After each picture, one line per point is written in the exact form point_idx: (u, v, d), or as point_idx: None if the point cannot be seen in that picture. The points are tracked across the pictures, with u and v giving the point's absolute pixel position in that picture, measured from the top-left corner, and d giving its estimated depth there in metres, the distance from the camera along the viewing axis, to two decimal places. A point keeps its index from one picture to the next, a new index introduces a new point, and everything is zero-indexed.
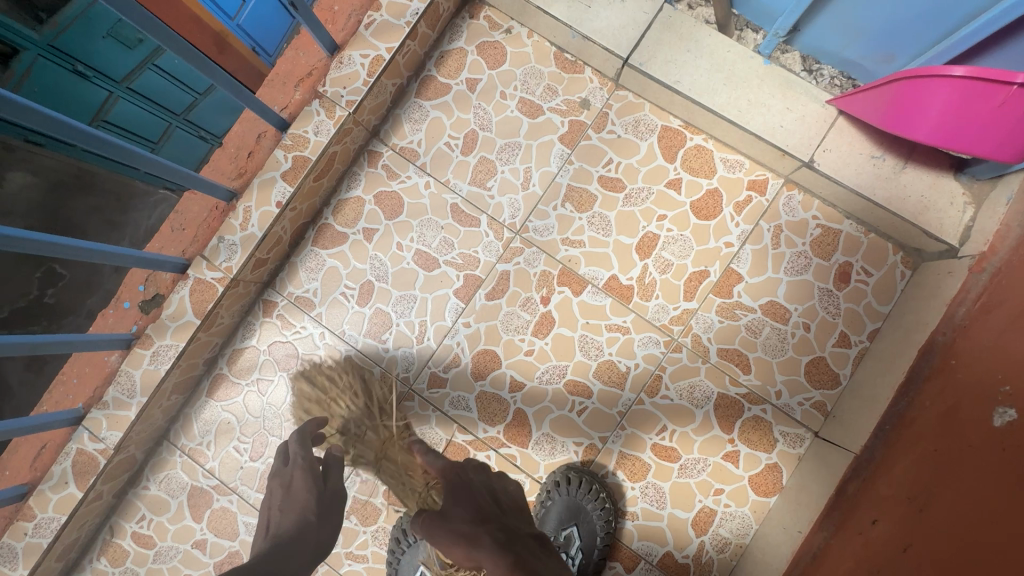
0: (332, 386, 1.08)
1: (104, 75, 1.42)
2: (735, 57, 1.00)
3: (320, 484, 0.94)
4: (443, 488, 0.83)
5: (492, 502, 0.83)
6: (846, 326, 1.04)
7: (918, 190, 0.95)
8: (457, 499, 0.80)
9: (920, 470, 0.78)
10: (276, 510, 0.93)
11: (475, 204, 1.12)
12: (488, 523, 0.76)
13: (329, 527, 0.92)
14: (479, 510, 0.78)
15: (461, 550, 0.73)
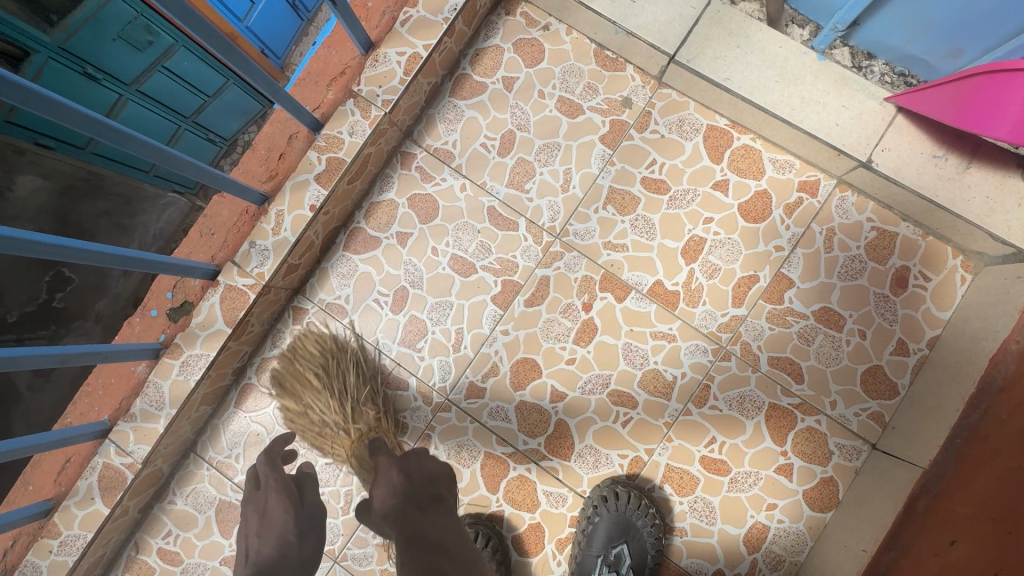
0: (303, 393, 1.02)
1: (114, 78, 1.39)
2: (788, 53, 0.96)
3: (298, 503, 0.96)
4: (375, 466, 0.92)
5: (417, 466, 0.91)
6: (904, 333, 1.00)
7: (984, 190, 0.91)
8: (378, 480, 0.90)
9: (1007, 489, 0.73)
10: (254, 536, 0.92)
11: (513, 207, 1.08)
12: (398, 486, 0.87)
13: (312, 541, 0.94)
14: (394, 485, 0.88)
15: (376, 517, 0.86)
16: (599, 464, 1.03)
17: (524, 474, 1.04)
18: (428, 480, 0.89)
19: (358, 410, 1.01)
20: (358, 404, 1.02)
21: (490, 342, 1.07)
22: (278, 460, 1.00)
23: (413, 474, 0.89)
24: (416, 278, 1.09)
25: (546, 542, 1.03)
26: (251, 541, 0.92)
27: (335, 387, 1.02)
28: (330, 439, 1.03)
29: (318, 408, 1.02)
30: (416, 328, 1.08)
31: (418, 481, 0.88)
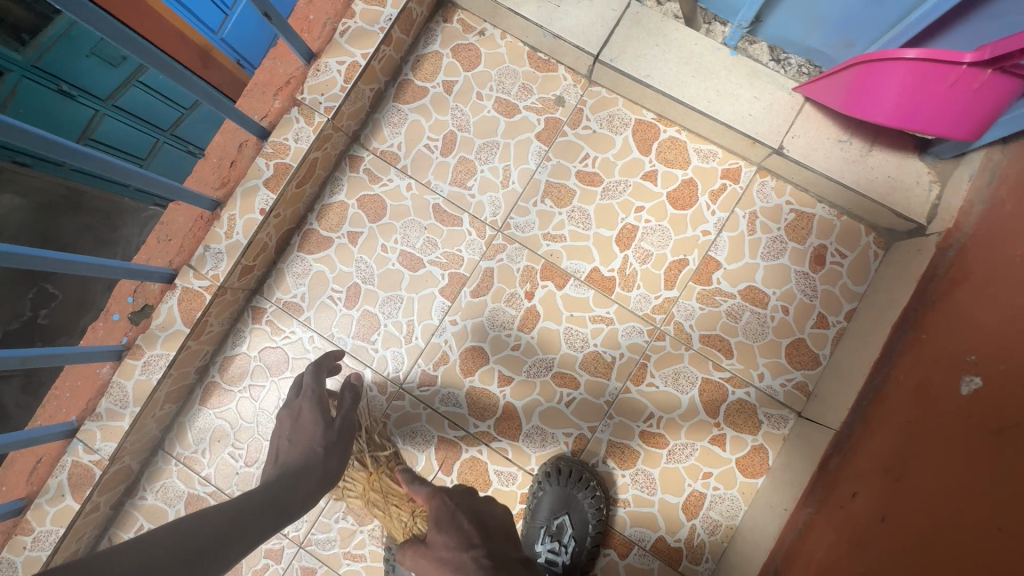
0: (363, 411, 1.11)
1: (90, 94, 1.45)
2: (702, 50, 1.03)
3: (327, 419, 0.98)
4: (434, 513, 0.90)
5: (483, 520, 0.89)
6: (824, 307, 1.07)
7: (885, 171, 0.98)
8: (442, 528, 0.87)
9: (898, 442, 0.79)
10: (286, 439, 0.97)
11: (456, 204, 1.14)
12: (476, 547, 0.83)
13: (342, 447, 0.97)
14: (470, 535, 0.85)
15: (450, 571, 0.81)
16: (546, 443, 1.09)
17: (476, 456, 1.10)
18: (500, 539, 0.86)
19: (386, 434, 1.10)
20: (382, 438, 1.09)
21: (440, 332, 1.13)
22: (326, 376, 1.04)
23: (481, 530, 0.86)
24: (367, 275, 1.14)
25: None
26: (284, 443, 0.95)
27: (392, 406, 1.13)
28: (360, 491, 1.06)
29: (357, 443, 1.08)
30: (369, 322, 1.14)
31: (488, 538, 0.85)
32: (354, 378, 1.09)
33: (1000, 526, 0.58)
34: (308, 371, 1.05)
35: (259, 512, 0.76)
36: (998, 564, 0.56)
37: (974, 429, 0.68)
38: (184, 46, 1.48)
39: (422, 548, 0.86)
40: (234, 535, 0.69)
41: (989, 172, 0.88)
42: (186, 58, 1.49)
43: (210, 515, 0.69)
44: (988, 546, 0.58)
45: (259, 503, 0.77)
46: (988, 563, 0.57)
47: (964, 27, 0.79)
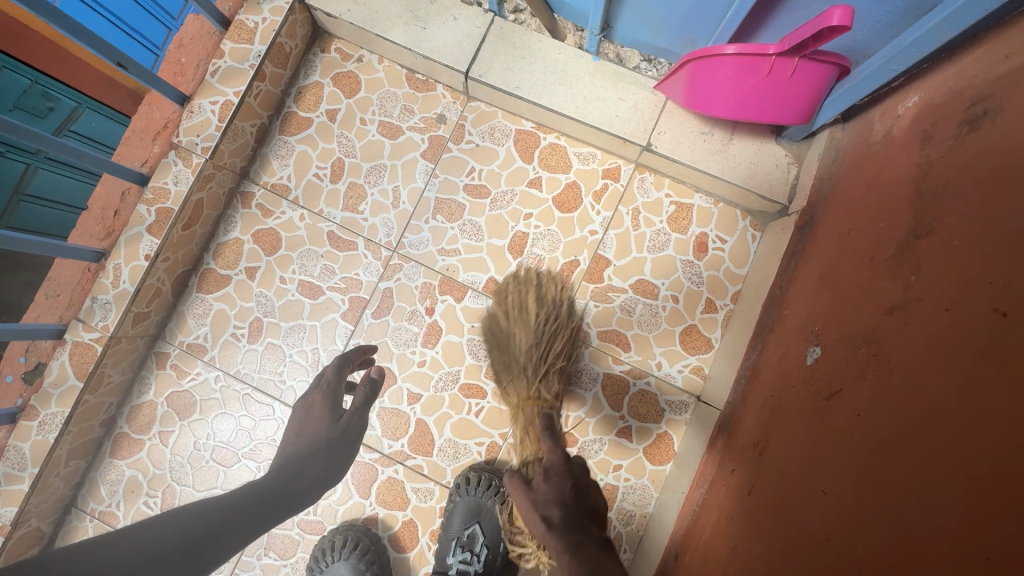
0: (523, 325, 1.00)
1: (18, 148, 1.28)
2: (566, 58, 1.07)
3: (336, 416, 0.92)
4: (550, 466, 0.84)
5: (588, 492, 0.82)
6: (710, 292, 1.10)
7: (746, 157, 1.03)
8: (549, 480, 0.82)
9: (763, 417, 0.82)
10: (291, 433, 0.90)
11: (350, 228, 1.15)
12: (567, 508, 0.78)
13: (346, 448, 0.91)
14: (563, 496, 0.79)
15: (536, 516, 0.78)
16: (459, 455, 1.10)
17: (393, 475, 1.11)
18: (586, 499, 0.80)
19: (548, 376, 0.98)
20: (550, 370, 0.99)
21: None
22: (349, 372, 0.98)
23: (581, 497, 0.80)
24: (268, 308, 1.15)
25: (420, 536, 1.09)
26: (290, 435, 0.89)
27: (544, 341, 0.99)
28: (521, 377, 0.99)
29: (522, 351, 0.99)
30: (275, 354, 1.14)
31: (586, 508, 0.79)
32: (376, 371, 1.02)
33: (825, 489, 0.62)
34: (330, 366, 1.00)
35: (259, 504, 0.74)
36: (818, 526, 0.60)
37: (814, 395, 0.71)
38: (115, 99, 1.42)
39: (523, 488, 0.84)
40: (229, 526, 0.68)
41: (833, 151, 0.94)
42: (121, 102, 1.44)
43: (197, 511, 0.68)
44: (815, 508, 0.62)
45: (257, 500, 0.74)
46: (810, 523, 0.61)
47: (779, 18, 0.84)
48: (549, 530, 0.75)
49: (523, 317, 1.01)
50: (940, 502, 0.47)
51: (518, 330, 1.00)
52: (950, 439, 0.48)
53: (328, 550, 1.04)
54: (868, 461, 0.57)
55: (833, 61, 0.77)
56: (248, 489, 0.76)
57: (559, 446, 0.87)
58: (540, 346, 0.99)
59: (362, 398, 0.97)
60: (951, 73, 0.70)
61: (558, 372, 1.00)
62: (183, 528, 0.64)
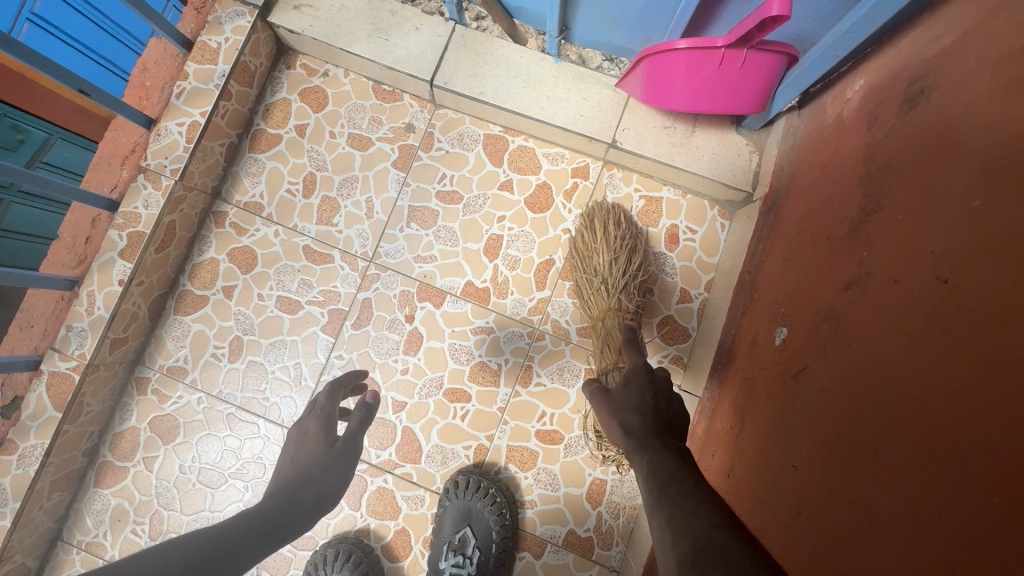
0: (599, 244, 1.03)
1: None
2: (528, 62, 1.09)
3: (332, 439, 0.93)
4: (629, 375, 0.76)
5: (671, 400, 0.72)
6: (685, 282, 1.12)
7: (709, 149, 1.05)
8: (629, 386, 0.75)
9: (739, 401, 0.84)
10: (286, 457, 0.90)
11: (326, 241, 1.16)
12: (649, 417, 0.68)
13: (343, 469, 0.92)
14: (645, 401, 0.71)
15: (615, 424, 0.71)
16: (448, 460, 1.10)
17: (382, 485, 1.10)
18: (670, 409, 0.70)
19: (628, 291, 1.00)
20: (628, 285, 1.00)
21: (328, 370, 1.13)
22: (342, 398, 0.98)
23: (669, 406, 0.70)
24: (247, 325, 1.15)
25: (413, 544, 1.09)
26: (284, 461, 0.90)
27: (622, 261, 1.01)
28: (600, 290, 1.00)
29: (600, 262, 1.01)
30: (256, 372, 1.14)
31: (672, 419, 0.69)
32: (371, 396, 1.02)
33: (795, 464, 0.63)
34: (323, 392, 1.00)
35: (256, 532, 0.75)
36: (791, 501, 0.61)
37: (783, 375, 0.73)
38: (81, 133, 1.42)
39: (601, 396, 0.77)
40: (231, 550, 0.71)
41: (791, 137, 0.96)
42: (92, 131, 1.44)
43: (198, 539, 0.69)
44: (787, 483, 0.63)
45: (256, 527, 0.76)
46: (785, 501, 0.62)
47: (728, 10, 0.86)
48: (625, 437, 0.67)
49: (592, 255, 1.03)
50: (896, 467, 0.48)
51: (601, 253, 1.02)
52: (901, 406, 0.50)
53: (321, 565, 1.04)
54: (832, 433, 0.58)
55: (781, 50, 0.80)
56: (243, 520, 0.77)
57: (639, 357, 0.81)
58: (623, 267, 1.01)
59: (357, 423, 0.97)
60: (891, 56, 0.73)
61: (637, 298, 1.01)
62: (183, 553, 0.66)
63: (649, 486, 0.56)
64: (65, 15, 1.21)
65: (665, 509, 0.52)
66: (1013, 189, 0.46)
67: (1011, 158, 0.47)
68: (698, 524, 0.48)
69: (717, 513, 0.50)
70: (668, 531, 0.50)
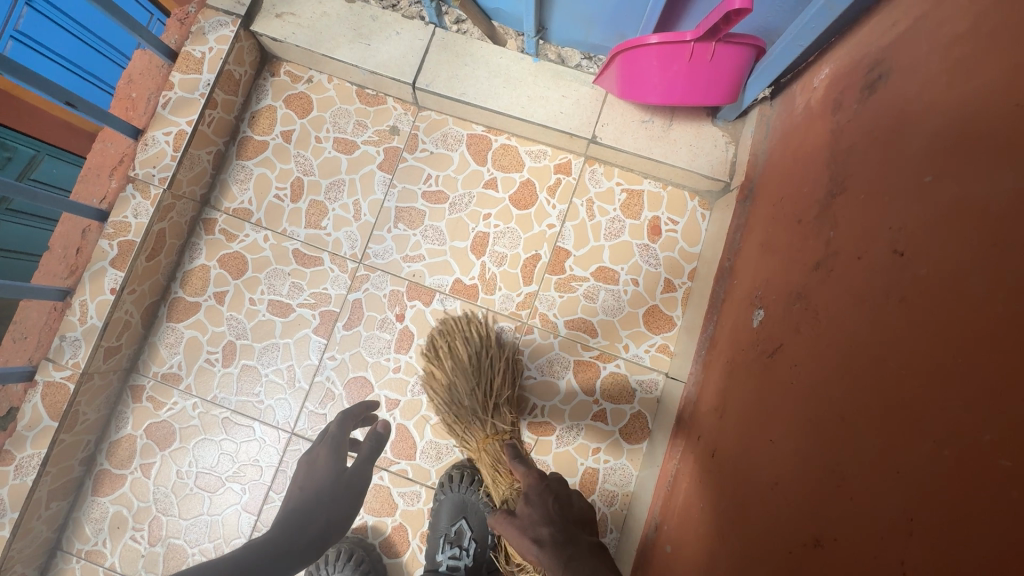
0: (455, 372, 1.03)
1: None
2: (508, 62, 1.11)
3: (341, 467, 1.05)
4: (529, 487, 0.85)
5: (569, 502, 0.83)
6: (669, 272, 1.15)
7: (687, 141, 1.08)
8: (531, 502, 0.83)
9: (722, 383, 0.86)
10: (298, 484, 1.04)
11: (315, 244, 1.17)
12: (555, 525, 0.79)
13: (348, 499, 1.05)
14: (549, 511, 0.81)
15: (524, 539, 0.80)
16: (442, 455, 1.12)
17: (378, 482, 1.12)
18: (570, 513, 0.82)
19: (500, 411, 1.01)
20: (498, 405, 1.01)
21: (322, 370, 1.15)
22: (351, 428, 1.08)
23: (565, 509, 0.82)
24: (240, 330, 1.16)
25: (411, 539, 1.10)
26: (294, 487, 1.04)
27: (483, 373, 1.03)
28: (470, 421, 1.00)
29: (461, 393, 1.01)
30: (250, 375, 1.15)
31: (572, 519, 0.81)
32: (382, 426, 1.12)
33: (772, 438, 0.65)
34: (335, 421, 1.10)
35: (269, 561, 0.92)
36: (769, 473, 0.63)
37: (760, 354, 0.75)
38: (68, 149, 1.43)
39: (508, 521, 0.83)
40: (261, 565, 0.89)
41: (765, 126, 0.99)
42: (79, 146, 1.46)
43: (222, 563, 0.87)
44: (765, 457, 0.65)
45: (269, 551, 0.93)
46: (763, 473, 0.64)
47: (697, 6, 0.89)
48: (542, 550, 0.76)
49: (454, 387, 1.03)
50: (860, 431, 0.50)
51: (460, 384, 1.02)
52: (864, 372, 0.52)
53: (325, 564, 1.06)
54: (804, 405, 0.61)
55: (748, 42, 0.83)
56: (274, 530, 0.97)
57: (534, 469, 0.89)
58: (484, 395, 1.01)
59: (365, 452, 1.08)
60: (853, 44, 0.75)
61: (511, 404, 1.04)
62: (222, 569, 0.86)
63: None
64: (49, 32, 1.22)
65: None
66: (962, 162, 0.48)
67: (960, 133, 0.49)
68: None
69: None
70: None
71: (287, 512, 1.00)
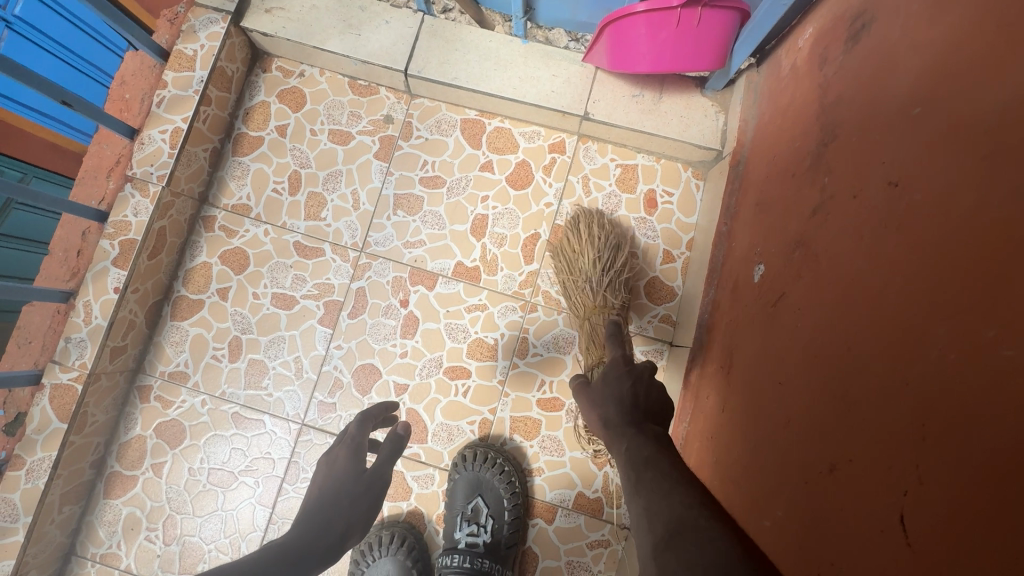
0: (583, 244, 1.07)
1: None
2: (497, 45, 1.13)
3: (361, 467, 0.93)
4: (608, 371, 0.83)
5: (647, 391, 0.75)
6: (667, 244, 1.16)
7: (677, 113, 1.10)
8: (608, 382, 0.80)
9: (727, 342, 0.87)
10: (314, 487, 0.91)
11: (316, 236, 1.18)
12: (626, 408, 0.73)
13: (369, 501, 0.92)
14: (623, 394, 0.75)
15: (597, 418, 0.77)
16: (454, 436, 1.13)
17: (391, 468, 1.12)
18: (651, 408, 0.73)
19: (611, 286, 1.04)
20: (612, 279, 1.05)
21: (328, 360, 1.15)
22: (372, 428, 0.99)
23: (641, 398, 0.74)
24: (244, 325, 1.16)
25: (428, 522, 1.11)
26: (312, 491, 0.90)
27: (606, 260, 1.05)
28: (581, 292, 1.05)
29: (582, 263, 1.05)
30: (258, 369, 1.15)
31: (645, 407, 0.73)
32: (403, 428, 1.04)
33: (780, 381, 0.66)
34: (354, 423, 1.03)
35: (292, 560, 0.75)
36: (779, 416, 0.65)
37: (763, 306, 0.77)
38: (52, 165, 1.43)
39: (583, 389, 0.85)
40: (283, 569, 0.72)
41: (753, 92, 1.01)
42: (67, 168, 1.47)
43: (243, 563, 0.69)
44: (775, 400, 0.67)
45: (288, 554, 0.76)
46: (774, 416, 0.66)
47: None
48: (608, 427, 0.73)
49: (577, 263, 1.07)
50: (864, 358, 0.52)
51: (582, 259, 1.06)
52: (867, 305, 0.54)
53: (374, 547, 1.04)
54: (809, 346, 0.62)
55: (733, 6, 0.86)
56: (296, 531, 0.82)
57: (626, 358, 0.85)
58: (604, 271, 1.05)
59: (387, 452, 0.99)
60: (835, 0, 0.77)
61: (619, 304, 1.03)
62: (254, 557, 0.71)
63: (628, 470, 0.61)
64: (31, 54, 1.26)
65: (643, 494, 0.55)
66: (947, 90, 0.50)
67: (942, 65, 0.51)
68: (675, 506, 0.51)
69: (694, 495, 0.53)
70: (645, 513, 0.53)
71: (303, 513, 0.85)
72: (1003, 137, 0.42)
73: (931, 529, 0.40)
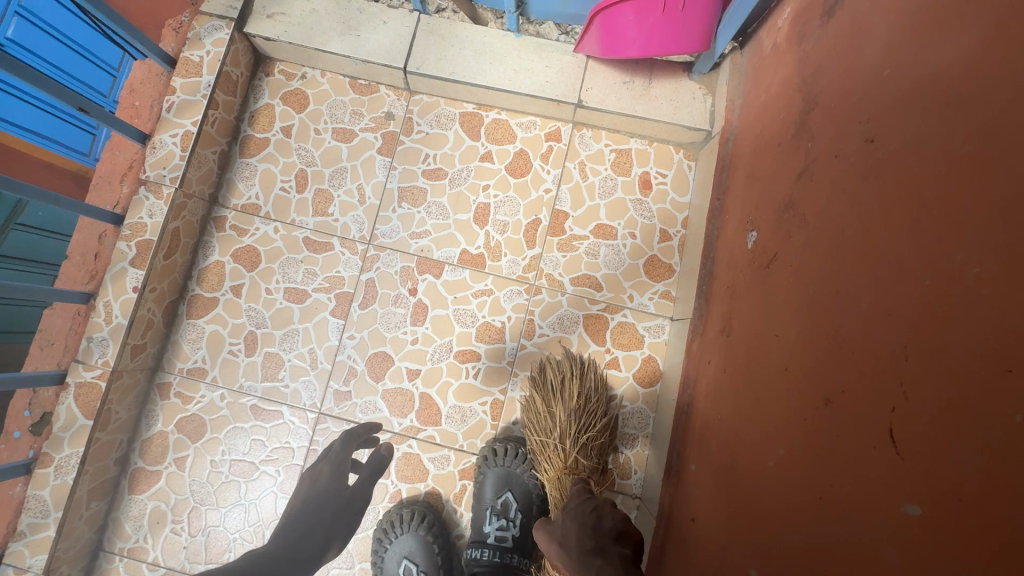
0: (558, 399, 1.08)
1: None
2: (491, 40, 1.18)
3: (342, 485, 1.10)
4: (571, 498, 0.94)
5: (607, 526, 0.87)
6: (662, 223, 1.21)
7: (666, 97, 1.15)
8: (571, 513, 0.90)
9: (724, 308, 0.92)
10: (300, 497, 1.10)
11: (324, 231, 1.22)
12: (592, 536, 0.85)
13: (351, 514, 1.10)
14: (586, 523, 0.87)
15: (556, 547, 0.89)
16: (467, 417, 1.17)
17: (407, 451, 1.16)
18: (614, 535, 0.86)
19: (584, 447, 1.04)
20: (586, 440, 1.05)
21: (341, 350, 1.19)
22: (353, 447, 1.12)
23: (602, 528, 0.86)
24: (259, 319, 1.20)
25: (447, 501, 1.14)
26: (297, 502, 1.09)
27: (582, 420, 1.05)
28: (551, 448, 1.05)
29: (556, 418, 1.06)
30: (274, 362, 1.19)
31: (607, 533, 0.86)
32: (387, 448, 1.14)
33: (777, 332, 0.71)
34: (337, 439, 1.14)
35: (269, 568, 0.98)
36: (778, 365, 0.69)
37: (758, 268, 0.81)
38: (55, 175, 1.44)
39: (546, 526, 0.94)
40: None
41: (738, 73, 1.06)
42: (66, 188, 1.48)
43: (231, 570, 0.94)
44: (773, 351, 0.71)
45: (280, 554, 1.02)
46: (773, 366, 0.70)
47: None
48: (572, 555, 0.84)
49: (551, 416, 1.07)
50: (854, 296, 0.56)
51: (557, 412, 1.07)
52: (853, 249, 0.58)
53: (397, 523, 1.09)
54: (802, 295, 0.66)
55: None
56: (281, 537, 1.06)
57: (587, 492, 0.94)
58: (580, 427, 1.05)
59: (367, 473, 1.12)
60: None
61: (595, 448, 1.05)
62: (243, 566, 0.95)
63: None
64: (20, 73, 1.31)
65: None
66: (915, 49, 0.55)
67: (909, 26, 0.56)
68: None
69: None
70: None
71: (289, 521, 1.07)
72: (964, 83, 0.47)
73: (918, 435, 0.45)
